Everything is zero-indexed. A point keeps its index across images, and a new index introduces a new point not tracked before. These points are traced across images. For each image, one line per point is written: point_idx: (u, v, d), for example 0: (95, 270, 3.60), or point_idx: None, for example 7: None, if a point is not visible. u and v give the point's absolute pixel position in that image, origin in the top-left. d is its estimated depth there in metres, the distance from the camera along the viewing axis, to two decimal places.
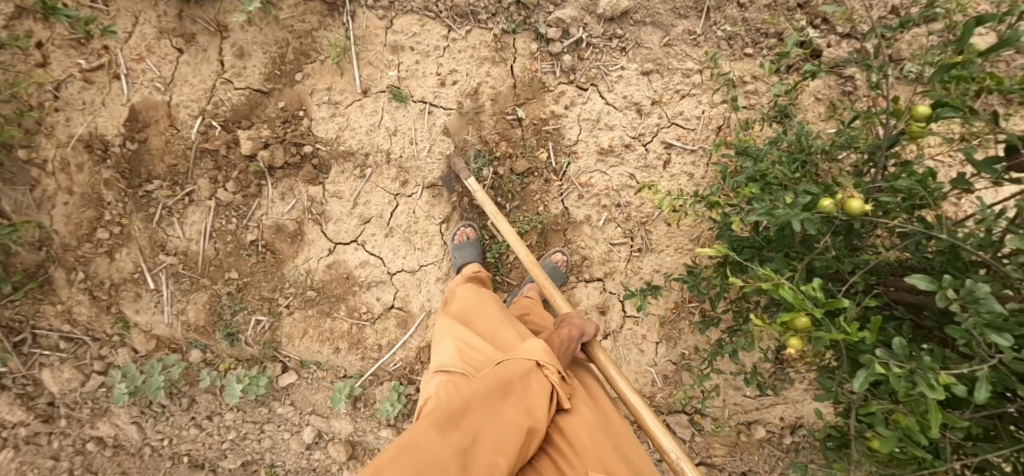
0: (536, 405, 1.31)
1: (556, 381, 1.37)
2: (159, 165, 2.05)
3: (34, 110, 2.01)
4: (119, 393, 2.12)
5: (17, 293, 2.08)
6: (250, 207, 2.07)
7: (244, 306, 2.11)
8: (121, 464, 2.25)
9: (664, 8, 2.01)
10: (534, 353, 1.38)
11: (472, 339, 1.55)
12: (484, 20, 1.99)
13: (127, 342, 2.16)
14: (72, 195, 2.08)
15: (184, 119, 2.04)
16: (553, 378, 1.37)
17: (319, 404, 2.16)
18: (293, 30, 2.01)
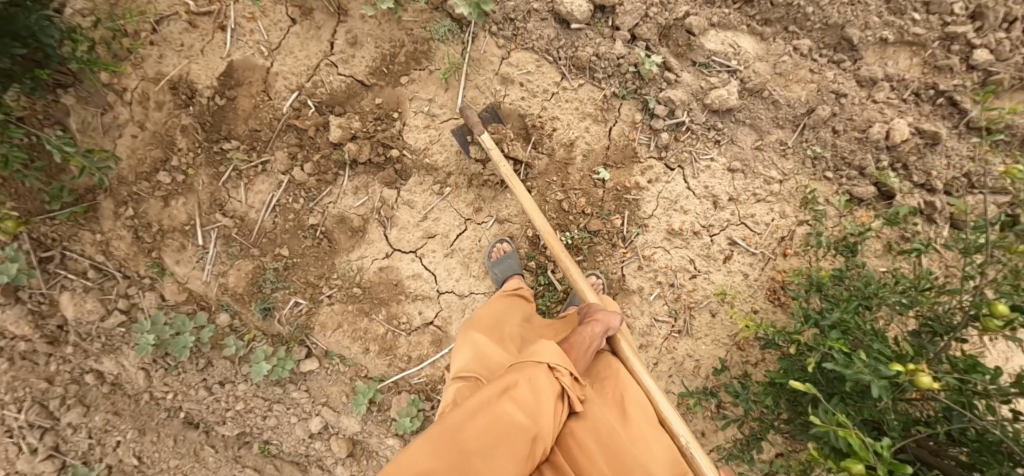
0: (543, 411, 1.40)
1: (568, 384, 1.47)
2: (241, 127, 2.02)
3: (129, 38, 1.94)
4: (143, 342, 2.07)
5: (61, 213, 2.01)
6: (319, 191, 2.06)
7: (287, 285, 2.10)
8: (115, 404, 2.19)
9: (766, 114, 2.09)
10: (549, 357, 1.47)
11: (488, 346, 1.66)
12: (598, 79, 2.02)
13: (157, 287, 2.12)
14: (143, 130, 2.03)
15: (279, 90, 2.01)
16: (566, 381, 1.47)
17: (333, 397, 2.17)
18: (411, 34, 1.99)
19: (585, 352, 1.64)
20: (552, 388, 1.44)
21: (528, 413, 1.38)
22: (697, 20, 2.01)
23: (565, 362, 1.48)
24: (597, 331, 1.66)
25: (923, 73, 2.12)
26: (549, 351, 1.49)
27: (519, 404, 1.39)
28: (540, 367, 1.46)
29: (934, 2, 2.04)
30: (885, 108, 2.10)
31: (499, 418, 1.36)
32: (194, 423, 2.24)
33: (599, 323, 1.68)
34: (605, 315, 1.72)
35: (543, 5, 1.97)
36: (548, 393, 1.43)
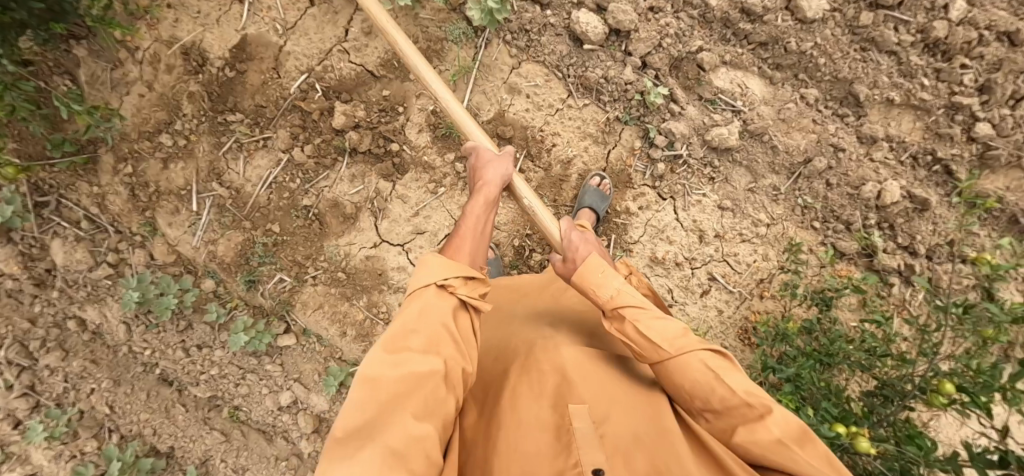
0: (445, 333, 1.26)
1: (465, 294, 1.34)
2: (247, 100, 2.05)
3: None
4: (127, 298, 2.10)
5: (62, 162, 2.04)
6: (316, 174, 2.09)
7: (274, 261, 2.14)
8: (93, 353, 2.25)
9: (762, 158, 2.12)
10: (429, 275, 1.32)
11: None
12: (604, 102, 2.04)
13: (147, 246, 2.17)
14: (151, 91, 2.05)
15: (289, 69, 2.03)
16: (460, 291, 1.33)
17: (306, 375, 2.22)
18: (426, 32, 2.00)
19: (477, 225, 1.52)
20: (447, 303, 1.31)
21: (432, 340, 1.24)
22: (709, 56, 2.03)
23: (452, 273, 1.34)
24: (486, 195, 1.58)
25: (923, 138, 2.14)
26: (432, 266, 1.35)
27: (423, 336, 1.24)
28: (428, 288, 1.32)
29: (945, 70, 2.06)
30: (880, 167, 2.13)
31: (406, 361, 1.19)
32: (168, 381, 2.30)
33: (487, 179, 1.61)
34: (494, 165, 1.64)
35: (560, 21, 1.99)
36: (446, 310, 1.30)
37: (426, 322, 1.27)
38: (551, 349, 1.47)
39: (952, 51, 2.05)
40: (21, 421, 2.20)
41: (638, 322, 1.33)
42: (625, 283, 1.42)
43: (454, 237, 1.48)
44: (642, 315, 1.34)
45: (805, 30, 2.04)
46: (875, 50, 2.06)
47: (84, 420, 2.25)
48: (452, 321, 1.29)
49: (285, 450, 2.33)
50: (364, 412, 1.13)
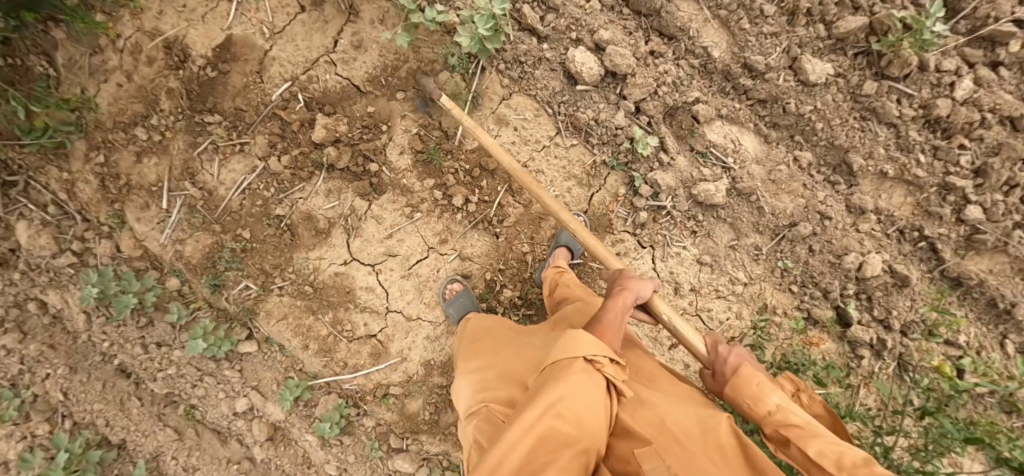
0: (588, 411, 1.33)
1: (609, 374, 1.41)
2: (227, 102, 1.99)
3: None
4: (86, 293, 2.07)
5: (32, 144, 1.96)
6: (292, 185, 2.04)
7: (241, 267, 2.10)
8: (53, 337, 2.21)
9: (747, 217, 2.08)
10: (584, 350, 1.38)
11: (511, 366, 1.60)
12: (592, 144, 2.00)
13: (114, 238, 2.13)
14: (129, 81, 1.99)
15: (273, 75, 1.97)
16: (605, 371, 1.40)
17: (264, 383, 2.21)
18: (417, 52, 1.94)
19: (619, 318, 1.56)
20: (595, 380, 1.38)
21: (577, 418, 1.31)
22: (704, 109, 1.98)
23: (600, 351, 1.40)
24: (629, 298, 1.60)
25: (912, 213, 2.10)
26: (586, 343, 1.40)
27: (570, 413, 1.31)
28: (577, 362, 1.37)
29: (942, 148, 2.02)
30: (864, 238, 2.10)
31: (547, 431, 1.29)
32: (126, 372, 2.29)
33: (628, 294, 1.62)
34: (638, 283, 1.67)
35: (557, 57, 1.93)
36: (594, 388, 1.36)
37: (568, 398, 1.32)
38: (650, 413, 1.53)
39: (952, 130, 2.01)
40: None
41: (809, 437, 1.31)
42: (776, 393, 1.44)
43: (600, 326, 1.53)
44: (808, 433, 1.32)
45: (807, 92, 1.98)
46: (874, 120, 2.02)
47: (36, 404, 2.22)
48: (600, 405, 1.35)
49: (237, 453, 2.34)
50: (500, 466, 1.25)
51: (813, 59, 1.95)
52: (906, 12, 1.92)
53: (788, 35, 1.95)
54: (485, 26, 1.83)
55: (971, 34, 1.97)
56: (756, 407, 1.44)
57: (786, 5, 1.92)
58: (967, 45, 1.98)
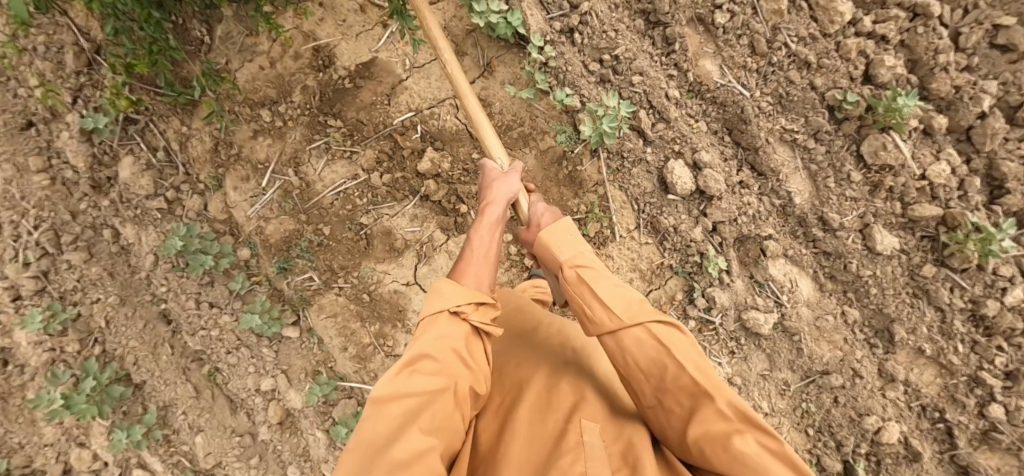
0: (457, 361, 1.34)
1: (477, 322, 1.43)
2: (351, 112, 2.17)
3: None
4: (173, 243, 2.20)
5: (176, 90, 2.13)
6: (383, 200, 2.21)
7: (313, 259, 2.24)
8: (113, 266, 2.33)
9: (785, 354, 2.22)
10: (451, 299, 1.41)
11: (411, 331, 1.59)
12: (664, 247, 2.17)
13: (206, 196, 2.28)
14: (271, 67, 2.18)
15: (400, 101, 2.16)
16: (473, 319, 1.42)
17: (294, 369, 2.30)
18: (534, 121, 2.15)
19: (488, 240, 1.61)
20: (460, 329, 1.40)
21: (446, 364, 1.32)
22: (774, 245, 2.12)
23: (464, 299, 1.42)
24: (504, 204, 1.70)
25: (938, 394, 2.18)
26: (448, 294, 1.43)
27: (436, 362, 1.32)
28: (443, 315, 1.40)
29: (981, 344, 2.11)
30: (888, 405, 2.19)
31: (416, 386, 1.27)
32: (166, 319, 2.39)
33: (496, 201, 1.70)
34: (502, 180, 1.76)
35: (656, 160, 2.12)
36: (458, 335, 1.38)
37: (437, 346, 1.34)
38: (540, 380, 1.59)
39: (995, 330, 2.10)
40: (20, 298, 2.24)
41: (604, 283, 1.49)
42: (588, 251, 1.59)
43: (469, 249, 1.57)
44: (595, 276, 1.51)
45: (869, 257, 2.13)
46: (924, 300, 2.14)
47: (77, 322, 2.30)
48: (464, 346, 1.38)
49: (243, 426, 2.41)
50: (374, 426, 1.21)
51: (884, 231, 2.10)
52: (975, 213, 2.08)
53: (866, 203, 2.11)
54: (610, 124, 2.06)
55: None
56: (553, 252, 1.59)
57: (872, 177, 2.09)
58: None
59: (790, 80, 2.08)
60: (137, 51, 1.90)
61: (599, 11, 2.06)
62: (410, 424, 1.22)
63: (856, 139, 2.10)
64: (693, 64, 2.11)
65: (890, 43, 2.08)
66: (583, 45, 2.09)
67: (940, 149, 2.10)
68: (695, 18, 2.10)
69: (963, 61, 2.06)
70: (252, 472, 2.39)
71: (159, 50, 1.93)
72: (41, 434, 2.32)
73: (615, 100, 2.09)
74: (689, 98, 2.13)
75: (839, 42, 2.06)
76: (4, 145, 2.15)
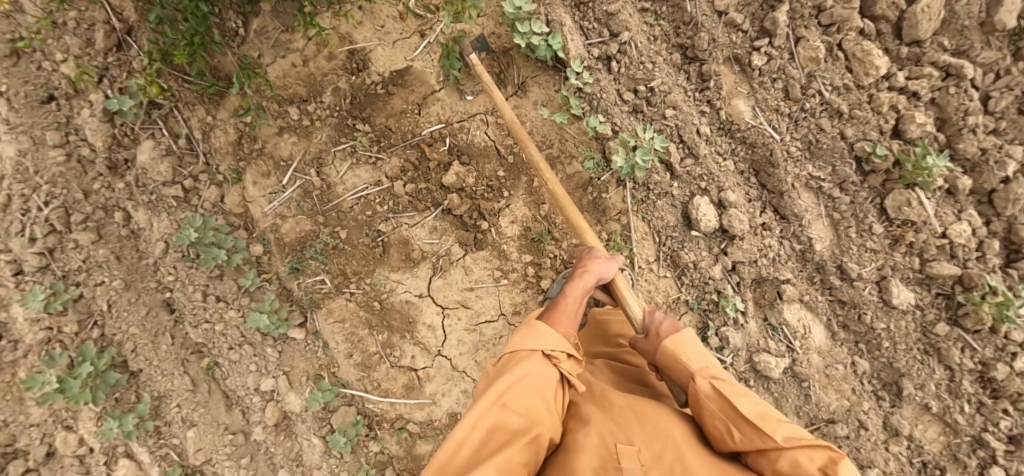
0: (541, 403, 1.52)
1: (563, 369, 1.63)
2: (379, 118, 2.17)
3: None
4: (185, 234, 2.16)
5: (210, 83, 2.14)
6: (404, 209, 2.19)
7: (326, 262, 2.21)
8: (121, 250, 2.29)
9: (792, 399, 2.21)
10: (543, 345, 1.62)
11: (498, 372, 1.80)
12: (682, 282, 2.17)
13: (224, 188, 2.25)
14: (304, 65, 2.15)
15: (430, 112, 2.17)
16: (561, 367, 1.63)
17: (295, 371, 2.26)
18: (564, 145, 2.15)
19: (575, 301, 1.83)
20: (548, 372, 1.60)
21: (527, 404, 1.50)
22: (791, 289, 2.12)
23: (558, 347, 1.63)
24: (594, 281, 1.84)
25: (940, 452, 2.17)
26: (545, 338, 1.64)
27: (520, 402, 1.49)
28: (534, 357, 1.60)
29: (988, 405, 2.10)
30: (890, 459, 2.18)
31: (498, 424, 1.45)
32: (170, 308, 2.34)
33: (591, 272, 1.85)
34: (602, 262, 1.89)
35: (682, 195, 2.12)
36: (547, 377, 1.58)
37: (523, 384, 1.53)
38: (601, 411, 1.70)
39: (1003, 393, 2.10)
40: (21, 273, 2.17)
41: (737, 395, 1.59)
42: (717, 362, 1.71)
43: (557, 311, 1.78)
44: (728, 385, 1.62)
45: (884, 310, 2.13)
46: (934, 357, 2.14)
47: (78, 304, 2.24)
48: (551, 388, 1.57)
49: (237, 424, 2.36)
50: (461, 449, 1.41)
51: (901, 285, 2.11)
52: (992, 275, 2.08)
53: (885, 255, 2.12)
54: (642, 157, 2.06)
55: None
56: (686, 360, 1.70)
57: (894, 231, 2.10)
58: None
59: (821, 128, 2.09)
60: (176, 41, 1.92)
61: (638, 42, 2.09)
62: (493, 455, 1.39)
63: (881, 192, 2.11)
64: (726, 103, 2.12)
65: (921, 99, 2.10)
66: (619, 74, 2.11)
67: (963, 209, 2.10)
68: (731, 57, 2.12)
69: (990, 124, 2.07)
70: (242, 472, 2.34)
71: (192, 47, 1.94)
72: (28, 413, 2.22)
73: (648, 133, 2.10)
74: (719, 136, 2.14)
75: (872, 95, 2.07)
76: (22, 118, 2.11)
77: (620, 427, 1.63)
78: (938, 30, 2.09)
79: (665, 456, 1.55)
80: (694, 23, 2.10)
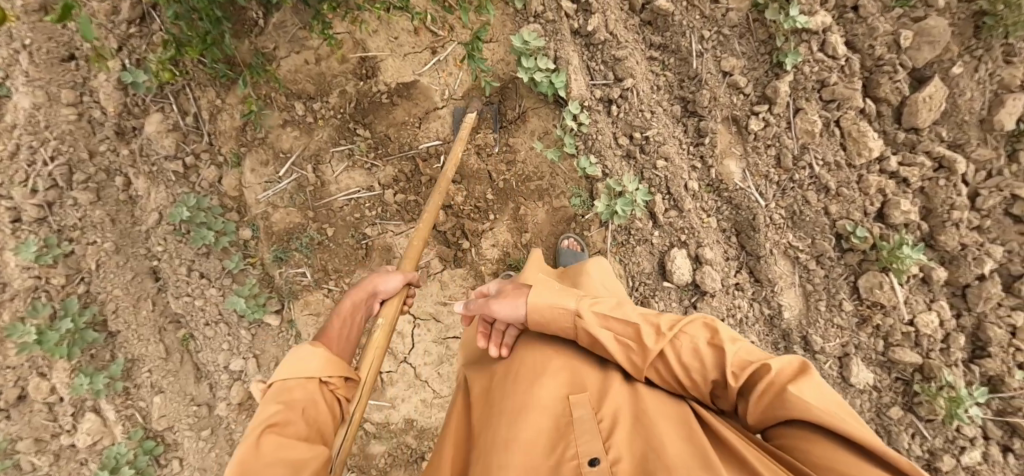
0: (319, 420, 1.37)
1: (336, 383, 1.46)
2: (380, 125, 2.22)
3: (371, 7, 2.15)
4: (179, 211, 2.23)
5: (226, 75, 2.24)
6: (391, 217, 2.26)
7: (310, 257, 2.28)
8: (117, 213, 2.36)
9: None
10: (314, 367, 1.43)
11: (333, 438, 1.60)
12: None
13: (223, 170, 2.32)
14: (315, 64, 2.22)
15: (430, 127, 2.24)
16: (333, 384, 1.46)
17: (266, 355, 2.34)
18: (555, 180, 2.19)
19: (344, 333, 1.64)
20: (318, 390, 1.42)
21: (297, 421, 1.33)
22: None
23: (326, 368, 1.45)
24: (364, 297, 1.68)
25: None
26: (307, 359, 1.45)
27: (288, 420, 1.31)
28: (308, 380, 1.42)
29: None
30: None
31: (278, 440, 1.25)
32: (156, 276, 2.42)
33: (356, 300, 1.67)
34: (382, 280, 1.73)
35: (661, 244, 2.16)
36: (314, 392, 1.40)
37: (299, 409, 1.35)
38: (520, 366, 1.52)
39: None
40: (19, 221, 2.25)
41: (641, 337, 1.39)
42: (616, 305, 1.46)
43: (321, 338, 1.61)
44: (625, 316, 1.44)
45: (841, 386, 2.17)
46: (884, 438, 2.19)
47: (69, 259, 2.32)
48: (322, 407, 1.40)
49: (203, 397, 2.42)
50: None
51: (860, 364, 2.15)
52: (953, 368, 2.11)
53: (850, 333, 2.16)
54: (622, 207, 2.13)
55: (1003, 416, 2.09)
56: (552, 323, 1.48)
57: (862, 310, 2.13)
58: (994, 423, 2.09)
59: (807, 200, 2.12)
60: (190, 39, 1.97)
61: (641, 89, 2.13)
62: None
63: (856, 271, 2.14)
64: (718, 161, 2.16)
65: (910, 187, 2.13)
66: (618, 118, 2.15)
67: (934, 300, 2.13)
68: (730, 117, 2.16)
69: (975, 221, 2.08)
70: (200, 444, 2.40)
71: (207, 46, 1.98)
72: (4, 356, 2.26)
73: (634, 184, 2.15)
74: (707, 192, 2.18)
75: (862, 175, 2.11)
76: (41, 73, 2.17)
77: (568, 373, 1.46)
78: (937, 121, 2.12)
79: (615, 394, 1.39)
80: (698, 79, 2.15)
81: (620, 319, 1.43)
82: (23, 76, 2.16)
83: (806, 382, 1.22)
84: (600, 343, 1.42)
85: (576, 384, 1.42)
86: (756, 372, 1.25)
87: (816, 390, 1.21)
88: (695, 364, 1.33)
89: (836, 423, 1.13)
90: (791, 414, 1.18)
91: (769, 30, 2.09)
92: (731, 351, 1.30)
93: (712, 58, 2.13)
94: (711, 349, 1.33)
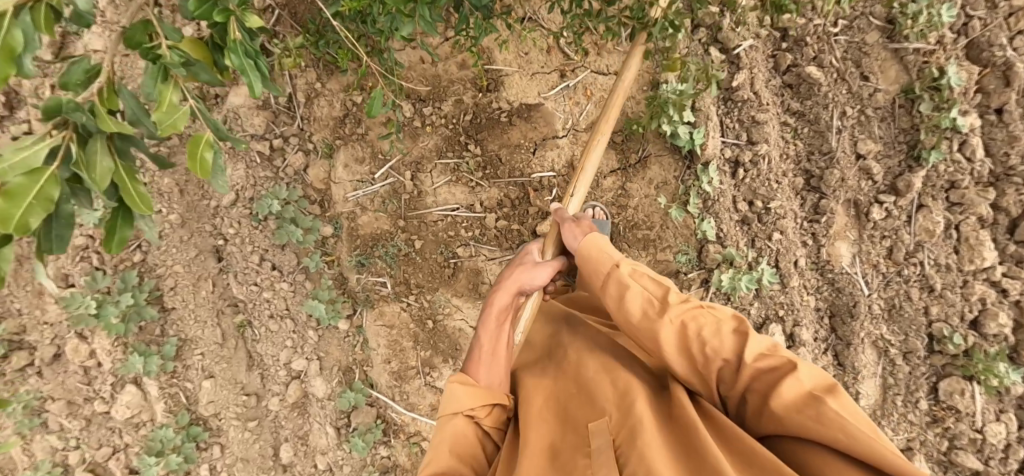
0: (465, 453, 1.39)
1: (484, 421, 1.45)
2: (491, 144, 2.12)
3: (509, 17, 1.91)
4: (267, 204, 2.09)
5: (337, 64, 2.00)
6: (487, 242, 2.16)
7: (394, 268, 2.17)
8: (186, 184, 2.09)
9: None
10: (460, 404, 1.41)
11: None
12: None
13: (312, 159, 2.16)
14: (433, 64, 2.04)
15: (548, 156, 2.11)
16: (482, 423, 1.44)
17: (329, 358, 2.24)
18: (664, 232, 2.13)
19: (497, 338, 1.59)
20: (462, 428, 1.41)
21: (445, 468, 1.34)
22: None
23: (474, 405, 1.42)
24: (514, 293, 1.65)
25: None
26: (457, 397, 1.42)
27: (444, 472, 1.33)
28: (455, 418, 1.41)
29: None
30: None
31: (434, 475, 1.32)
32: (219, 255, 2.20)
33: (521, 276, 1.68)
34: (530, 270, 1.70)
35: (757, 315, 2.13)
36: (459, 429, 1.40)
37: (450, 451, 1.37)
38: (559, 386, 1.49)
39: None
40: None
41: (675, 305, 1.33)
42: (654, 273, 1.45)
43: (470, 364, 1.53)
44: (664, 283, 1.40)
45: None
46: None
47: (129, 225, 2.06)
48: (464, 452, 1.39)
49: (253, 386, 2.29)
50: None
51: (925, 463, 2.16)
52: None
53: (919, 429, 2.17)
54: (749, 284, 2.06)
55: None
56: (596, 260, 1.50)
57: (936, 410, 2.15)
58: None
59: (909, 296, 2.10)
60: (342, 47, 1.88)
61: (772, 157, 2.05)
62: None
63: (938, 372, 2.14)
64: (830, 242, 2.13)
65: (1007, 297, 2.02)
66: (742, 183, 2.09)
67: (1003, 410, 2.07)
68: (852, 201, 2.11)
69: None
70: (245, 435, 2.29)
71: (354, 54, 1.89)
72: (44, 309, 2.03)
73: (750, 256, 2.09)
74: (810, 270, 2.17)
75: (968, 280, 2.05)
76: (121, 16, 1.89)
77: (591, 403, 1.37)
78: None
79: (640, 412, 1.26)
80: (830, 156, 2.08)
81: (653, 280, 1.41)
82: (98, 14, 1.88)
83: (834, 399, 1.09)
84: (623, 297, 1.38)
85: (595, 410, 1.34)
86: (779, 369, 1.15)
87: (844, 408, 1.08)
88: (714, 344, 1.24)
89: (853, 441, 1.00)
90: (812, 423, 1.06)
91: (914, 119, 2.02)
92: (755, 342, 1.22)
93: (849, 138, 2.07)
94: (735, 335, 1.25)
